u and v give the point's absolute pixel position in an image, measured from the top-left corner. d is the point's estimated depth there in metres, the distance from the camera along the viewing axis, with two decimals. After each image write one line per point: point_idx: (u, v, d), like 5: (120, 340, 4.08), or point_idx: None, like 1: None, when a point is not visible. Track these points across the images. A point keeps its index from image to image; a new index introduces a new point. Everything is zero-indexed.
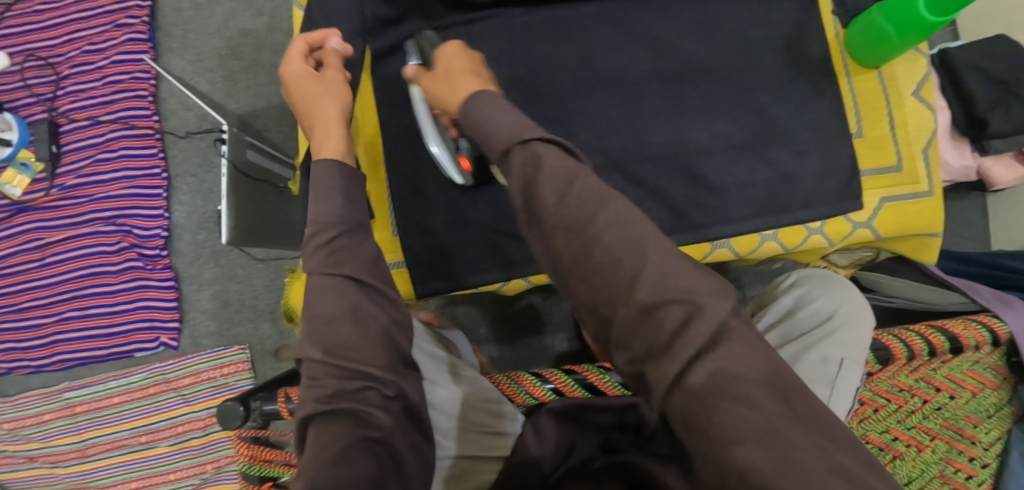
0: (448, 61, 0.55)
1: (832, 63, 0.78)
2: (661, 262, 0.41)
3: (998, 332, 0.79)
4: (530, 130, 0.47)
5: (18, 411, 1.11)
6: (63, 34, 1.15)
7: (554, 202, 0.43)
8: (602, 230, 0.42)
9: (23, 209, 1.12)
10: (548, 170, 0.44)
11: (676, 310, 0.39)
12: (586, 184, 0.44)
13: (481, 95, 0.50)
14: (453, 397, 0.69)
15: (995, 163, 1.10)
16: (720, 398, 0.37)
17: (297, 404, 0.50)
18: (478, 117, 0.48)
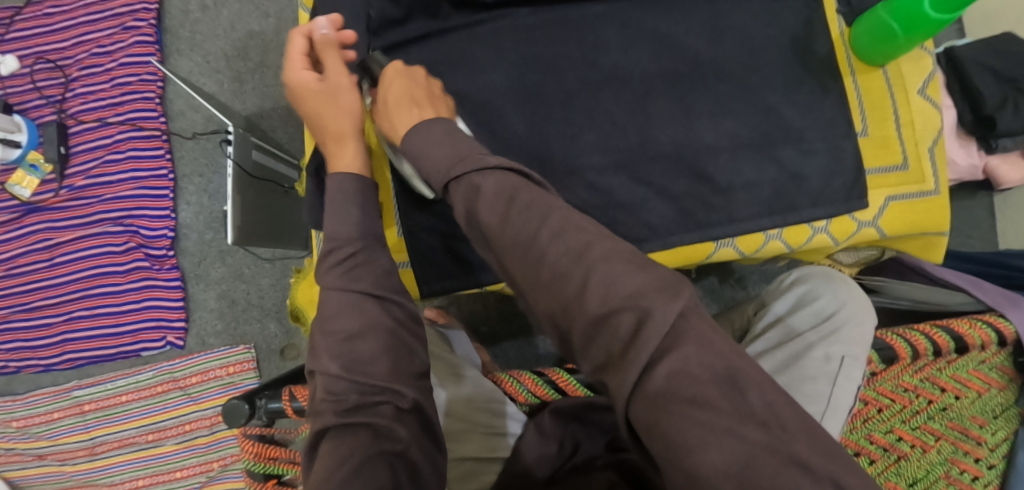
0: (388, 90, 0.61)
1: (837, 62, 0.77)
2: (604, 270, 0.42)
3: (1003, 331, 0.78)
4: (464, 160, 0.50)
5: (27, 409, 1.12)
6: (72, 36, 1.16)
7: (498, 223, 0.46)
8: (547, 246, 0.44)
9: (33, 209, 1.13)
10: (486, 199, 0.47)
11: (625, 319, 0.40)
12: (523, 202, 0.46)
13: (424, 124, 0.55)
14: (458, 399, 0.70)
15: (1002, 161, 1.09)
16: (673, 401, 0.37)
17: (315, 416, 0.54)
18: (420, 148, 0.53)
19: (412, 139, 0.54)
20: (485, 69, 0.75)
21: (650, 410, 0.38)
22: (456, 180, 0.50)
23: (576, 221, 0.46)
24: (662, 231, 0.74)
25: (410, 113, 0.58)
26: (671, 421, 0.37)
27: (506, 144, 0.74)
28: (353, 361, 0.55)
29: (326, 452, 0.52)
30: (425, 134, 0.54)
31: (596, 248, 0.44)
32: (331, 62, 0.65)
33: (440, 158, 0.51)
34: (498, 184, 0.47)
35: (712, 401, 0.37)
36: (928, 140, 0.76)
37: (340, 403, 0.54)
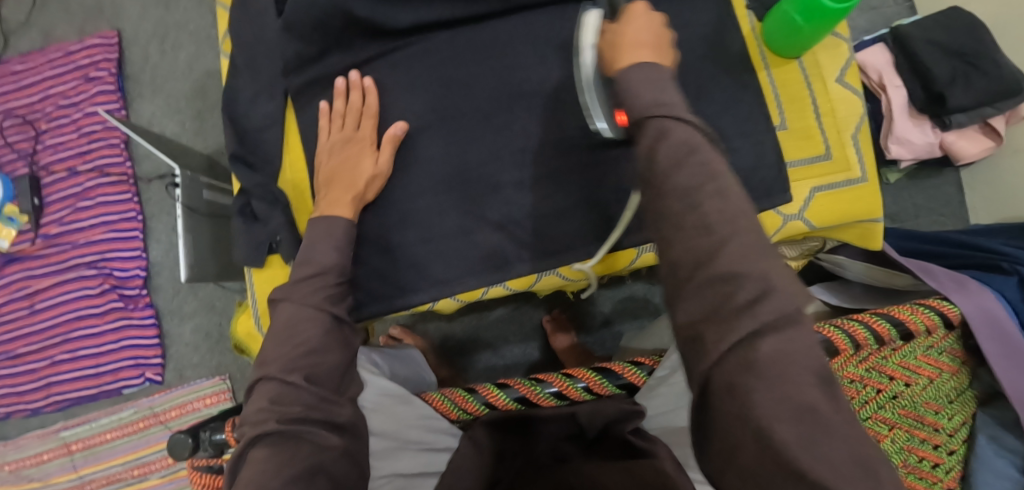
0: (631, 25, 0.58)
1: (750, 57, 0.77)
2: (744, 241, 0.46)
3: (950, 315, 0.77)
4: (665, 107, 0.51)
5: (19, 452, 1.17)
6: (39, 91, 1.21)
7: (669, 168, 0.48)
8: (707, 200, 0.47)
9: (13, 260, 1.18)
10: (670, 143, 0.49)
11: (743, 290, 0.44)
12: (704, 161, 0.48)
13: (639, 67, 0.54)
14: (389, 418, 0.71)
15: (958, 137, 1.07)
16: (770, 373, 0.42)
17: (258, 422, 0.58)
18: (631, 84, 0.53)
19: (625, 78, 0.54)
20: (405, 96, 0.77)
21: (736, 372, 0.43)
22: (650, 119, 0.51)
23: (735, 190, 0.47)
24: (583, 241, 0.75)
25: (639, 53, 0.56)
26: (755, 391, 0.42)
27: (428, 168, 0.76)
28: (311, 375, 0.61)
29: (268, 455, 0.56)
30: (643, 76, 0.53)
31: (746, 220, 0.47)
32: (369, 127, 0.75)
33: (654, 96, 0.52)
34: (685, 135, 0.49)
35: (798, 382, 0.42)
36: (851, 127, 0.77)
37: (286, 412, 0.58)
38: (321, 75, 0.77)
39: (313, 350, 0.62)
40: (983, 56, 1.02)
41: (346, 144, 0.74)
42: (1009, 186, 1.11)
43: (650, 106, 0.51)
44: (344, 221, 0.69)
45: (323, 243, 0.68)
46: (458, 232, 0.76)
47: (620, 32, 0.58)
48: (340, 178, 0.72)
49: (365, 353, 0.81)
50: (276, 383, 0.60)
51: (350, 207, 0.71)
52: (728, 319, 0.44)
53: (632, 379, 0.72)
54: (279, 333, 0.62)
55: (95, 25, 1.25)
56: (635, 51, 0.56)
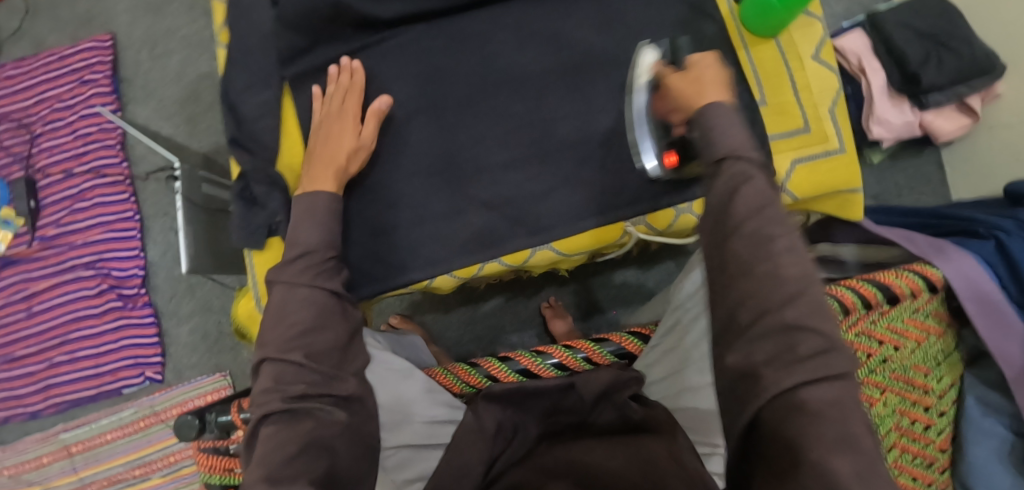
0: (706, 69, 0.59)
1: (729, 37, 0.81)
2: (817, 294, 0.47)
3: (932, 278, 0.80)
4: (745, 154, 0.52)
5: (19, 456, 1.16)
6: (34, 95, 1.22)
7: (746, 213, 0.49)
8: (782, 251, 0.48)
9: (10, 263, 1.18)
10: (750, 190, 0.50)
11: (813, 339, 0.46)
12: (779, 211, 0.49)
13: (716, 106, 0.55)
14: (395, 393, 0.72)
15: (937, 116, 1.12)
16: (828, 411, 0.44)
17: (261, 401, 0.59)
18: (709, 124, 0.54)
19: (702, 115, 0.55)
20: (397, 83, 0.79)
21: (795, 404, 0.45)
22: (728, 161, 0.52)
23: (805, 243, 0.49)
24: (571, 217, 0.77)
25: (717, 94, 0.57)
26: (808, 422, 0.44)
27: (420, 151, 0.78)
28: (312, 353, 0.61)
29: (275, 434, 0.57)
30: (722, 118, 0.54)
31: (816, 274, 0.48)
32: (354, 104, 0.75)
33: (728, 139, 0.53)
34: (763, 187, 0.50)
35: (850, 419, 0.44)
36: (827, 103, 0.80)
37: (288, 391, 0.59)
38: (313, 65, 0.79)
39: (306, 330, 0.61)
40: (956, 38, 1.06)
41: (333, 119, 0.74)
42: (989, 161, 1.15)
43: (726, 151, 0.52)
44: (326, 197, 0.69)
45: (311, 220, 0.67)
46: (452, 211, 0.78)
47: (691, 78, 0.60)
48: (326, 154, 0.72)
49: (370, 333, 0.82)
50: (276, 364, 0.60)
51: (335, 182, 0.71)
52: (799, 362, 0.45)
53: (628, 346, 0.76)
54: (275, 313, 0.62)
55: (88, 31, 1.27)
56: (710, 92, 0.57)
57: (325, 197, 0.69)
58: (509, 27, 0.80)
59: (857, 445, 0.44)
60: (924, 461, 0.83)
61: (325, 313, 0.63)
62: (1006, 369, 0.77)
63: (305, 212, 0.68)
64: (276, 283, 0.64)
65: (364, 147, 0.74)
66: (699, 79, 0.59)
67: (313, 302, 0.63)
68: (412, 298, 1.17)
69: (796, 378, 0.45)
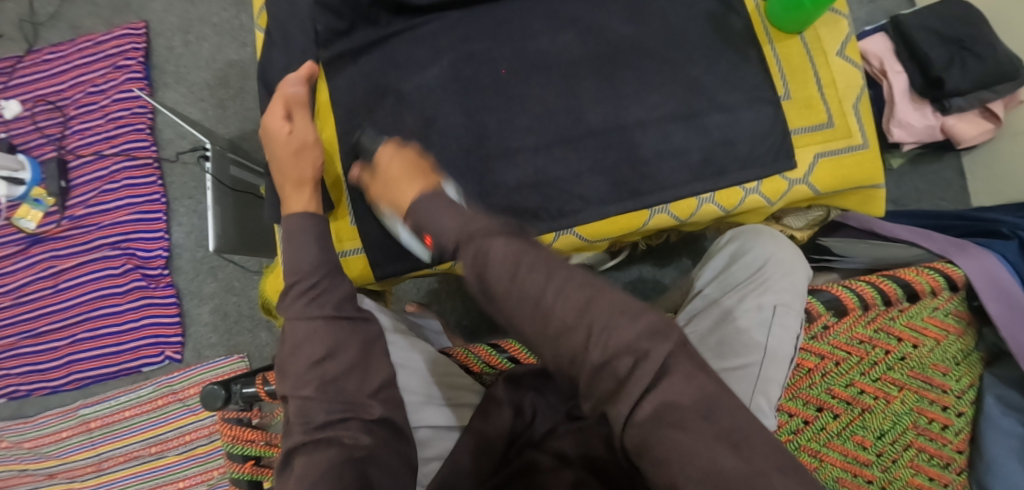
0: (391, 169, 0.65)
1: (754, 31, 0.82)
2: (603, 321, 0.47)
3: (952, 276, 0.80)
4: (476, 230, 0.52)
5: (38, 430, 1.18)
6: (68, 79, 1.25)
7: (507, 282, 0.49)
8: (553, 302, 0.48)
9: (38, 240, 1.21)
10: (496, 263, 0.50)
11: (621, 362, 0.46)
12: (533, 259, 0.50)
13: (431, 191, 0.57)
14: (416, 372, 0.73)
15: (958, 120, 1.11)
16: (663, 426, 0.45)
17: (288, 435, 0.61)
18: (424, 216, 0.55)
19: (416, 210, 0.56)
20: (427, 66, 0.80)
21: (640, 432, 0.46)
22: (465, 247, 0.52)
23: (575, 278, 0.49)
24: (595, 202, 0.79)
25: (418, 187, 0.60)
26: (659, 441, 0.45)
27: (447, 136, 0.79)
28: (325, 382, 0.62)
29: (300, 463, 0.58)
30: (432, 206, 0.56)
31: (599, 300, 0.48)
32: (275, 112, 0.73)
33: (446, 228, 0.53)
34: (505, 249, 0.50)
35: (687, 425, 0.45)
36: (852, 98, 0.81)
37: (310, 421, 0.61)
38: (346, 49, 0.81)
39: (319, 360, 0.62)
40: (980, 41, 1.05)
41: (270, 144, 0.72)
42: (1009, 167, 1.15)
43: (454, 237, 0.52)
44: (313, 215, 0.68)
45: (307, 241, 0.67)
46: (477, 194, 0.79)
47: (394, 168, 0.64)
48: (292, 173, 0.71)
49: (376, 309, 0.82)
50: (299, 401, 0.62)
51: (304, 196, 0.70)
52: (623, 389, 0.46)
53: None
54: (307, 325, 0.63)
55: (123, 18, 1.30)
56: (407, 189, 0.60)
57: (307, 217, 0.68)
58: (536, 15, 0.82)
59: (693, 440, 0.45)
60: (941, 462, 0.82)
61: (336, 334, 0.64)
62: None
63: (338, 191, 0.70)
64: (287, 320, 0.65)
65: (311, 149, 0.74)
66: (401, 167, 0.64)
67: (318, 331, 0.63)
68: (430, 286, 1.18)
69: (622, 408, 0.46)
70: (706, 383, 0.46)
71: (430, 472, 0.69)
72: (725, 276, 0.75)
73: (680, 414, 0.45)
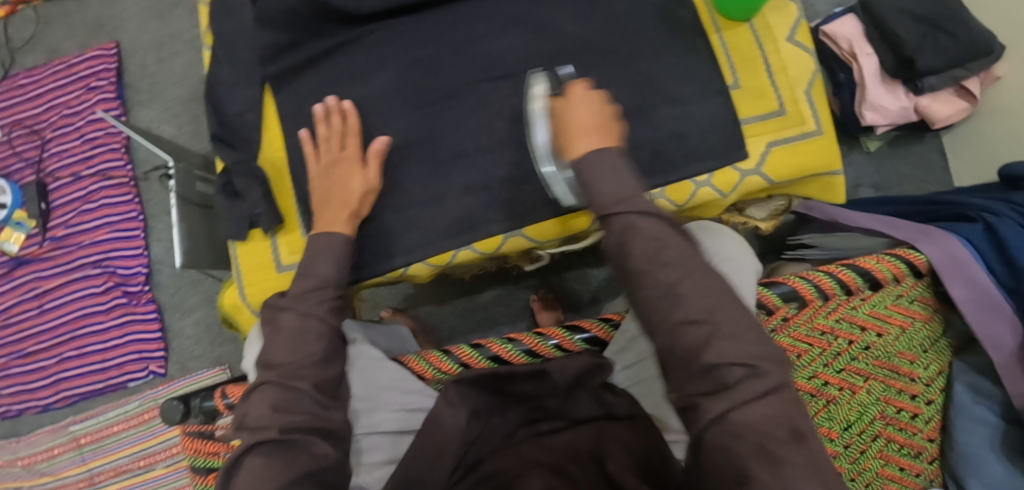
0: (573, 111, 0.62)
1: (701, 22, 0.80)
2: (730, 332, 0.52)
3: (916, 263, 0.76)
4: (626, 201, 0.56)
5: (31, 447, 1.21)
6: (45, 102, 1.27)
7: (643, 259, 0.54)
8: (687, 296, 0.52)
9: (22, 262, 1.23)
10: (642, 239, 0.54)
11: (734, 370, 0.51)
12: (677, 251, 0.54)
13: (589, 156, 0.59)
14: (365, 379, 0.74)
15: (933, 101, 1.08)
16: (749, 431, 0.49)
17: (258, 429, 0.60)
18: (592, 174, 0.58)
19: (586, 164, 0.59)
20: (375, 74, 0.79)
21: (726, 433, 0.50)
22: (616, 214, 0.56)
23: (714, 281, 0.53)
24: (547, 202, 0.77)
25: (586, 141, 0.60)
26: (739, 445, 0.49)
27: (395, 144, 0.78)
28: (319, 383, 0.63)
29: (272, 462, 0.58)
30: (601, 169, 0.58)
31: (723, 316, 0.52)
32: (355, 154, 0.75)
33: (613, 189, 0.57)
34: (653, 229, 0.54)
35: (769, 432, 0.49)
36: (804, 84, 0.79)
37: (287, 420, 0.61)
38: (295, 62, 0.79)
39: (317, 361, 0.63)
40: (954, 20, 1.02)
41: (339, 174, 0.73)
42: (990, 145, 1.12)
43: (613, 202, 0.56)
44: (342, 237, 0.69)
45: (322, 258, 0.68)
46: (429, 199, 0.78)
47: (565, 118, 0.62)
48: (332, 199, 0.71)
49: (346, 324, 0.82)
50: (284, 395, 0.62)
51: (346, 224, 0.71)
52: (727, 390, 0.50)
53: (600, 333, 0.75)
54: (291, 337, 0.63)
55: (96, 39, 1.31)
56: (588, 139, 0.60)
57: (337, 235, 0.69)
58: (482, 17, 0.80)
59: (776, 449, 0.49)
60: (912, 451, 0.81)
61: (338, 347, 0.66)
62: (994, 354, 0.74)
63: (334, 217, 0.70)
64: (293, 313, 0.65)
65: (369, 185, 0.74)
66: (571, 115, 0.62)
67: (326, 335, 0.65)
68: (407, 292, 1.18)
69: (719, 405, 0.50)
70: (795, 407, 0.51)
71: (383, 476, 0.70)
72: None
73: (763, 426, 0.49)
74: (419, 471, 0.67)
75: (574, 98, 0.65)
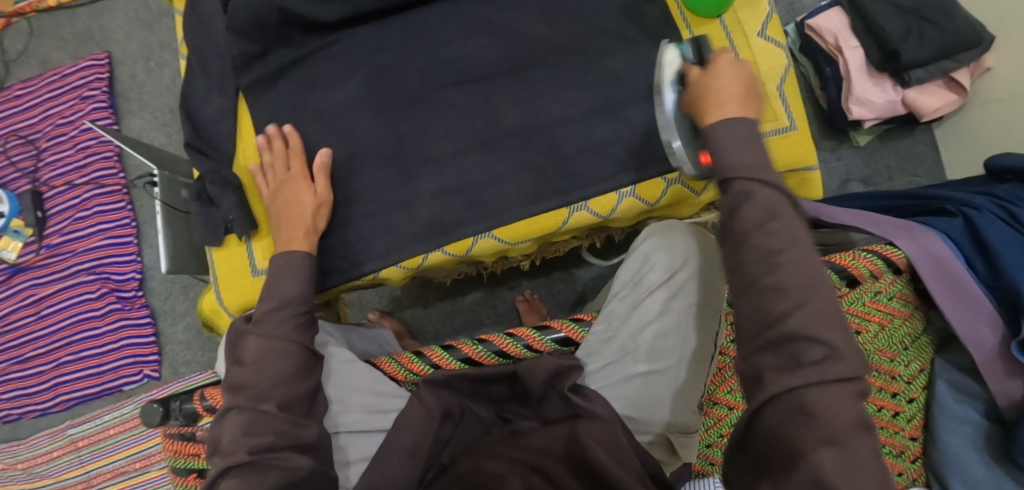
0: (719, 76, 0.65)
1: (671, 18, 0.80)
2: (819, 307, 0.54)
3: (894, 259, 0.75)
4: (751, 169, 0.59)
5: (31, 451, 1.23)
6: (39, 112, 1.30)
7: (753, 226, 0.57)
8: (784, 266, 0.55)
9: (19, 270, 1.26)
10: (756, 204, 0.57)
11: (813, 349, 0.52)
12: (785, 224, 0.56)
13: (722, 124, 0.61)
14: (336, 380, 0.75)
15: (920, 93, 1.06)
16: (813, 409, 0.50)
17: (228, 453, 0.61)
18: (721, 138, 0.61)
19: (719, 130, 0.61)
20: (345, 81, 0.81)
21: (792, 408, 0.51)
22: (738, 178, 0.59)
23: (816, 263, 0.55)
24: (516, 203, 0.78)
25: (727, 109, 0.62)
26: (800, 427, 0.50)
27: (367, 148, 0.79)
28: (283, 402, 0.64)
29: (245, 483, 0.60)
30: (733, 136, 0.60)
31: (811, 304, 0.54)
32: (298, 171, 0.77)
33: (741, 157, 0.60)
34: (771, 197, 0.57)
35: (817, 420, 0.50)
36: (775, 81, 0.78)
37: (256, 442, 0.62)
38: (264, 72, 0.81)
39: (281, 382, 0.64)
40: (937, 9, 1.01)
41: (282, 193, 0.76)
42: (980, 137, 1.10)
43: (742, 167, 0.59)
44: (302, 255, 0.72)
45: (287, 277, 0.70)
46: (400, 203, 0.78)
47: (708, 85, 0.64)
48: (290, 218, 0.74)
49: (321, 326, 0.82)
50: (250, 416, 0.63)
51: (308, 241, 0.73)
52: (799, 368, 0.52)
53: (571, 334, 0.74)
54: (255, 364, 0.65)
55: (87, 50, 1.34)
56: (728, 107, 0.62)
57: (299, 254, 0.71)
58: (449, 23, 0.81)
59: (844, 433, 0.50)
60: (895, 451, 0.78)
61: (303, 364, 0.67)
62: (974, 352, 0.72)
63: (298, 226, 0.73)
64: (256, 337, 0.67)
65: (321, 201, 0.76)
66: (714, 81, 0.64)
67: (290, 353, 0.66)
68: (392, 294, 1.18)
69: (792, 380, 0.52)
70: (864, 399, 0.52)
71: (355, 474, 0.72)
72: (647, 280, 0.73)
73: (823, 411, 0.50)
74: (390, 471, 0.67)
75: (720, 67, 0.66)
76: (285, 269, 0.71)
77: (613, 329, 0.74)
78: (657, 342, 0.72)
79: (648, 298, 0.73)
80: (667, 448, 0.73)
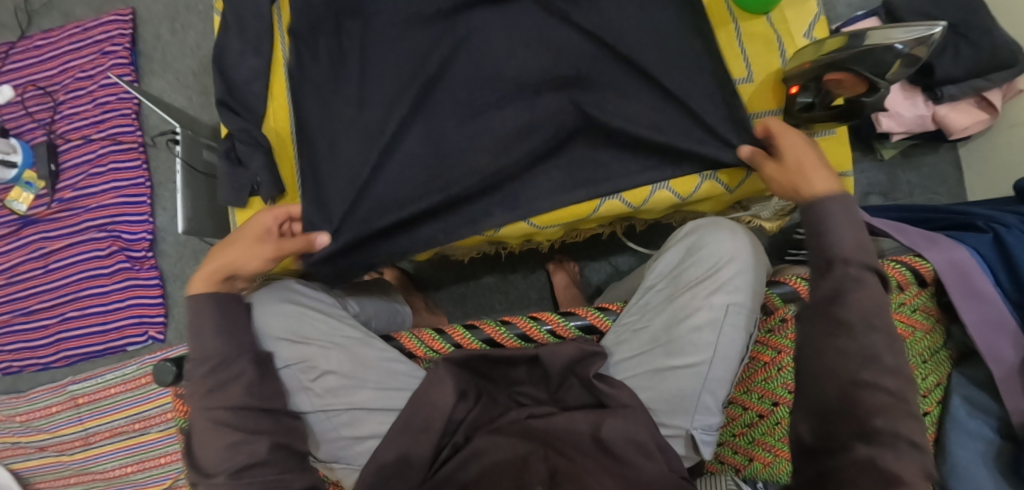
0: (801, 156, 0.66)
1: (717, 12, 0.81)
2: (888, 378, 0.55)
3: (921, 271, 0.75)
4: (867, 253, 0.58)
5: (29, 404, 1.22)
6: (59, 64, 1.28)
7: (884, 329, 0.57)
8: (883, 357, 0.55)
9: (30, 222, 1.24)
10: (876, 292, 0.57)
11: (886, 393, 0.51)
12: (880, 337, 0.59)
13: (832, 199, 0.61)
14: (344, 359, 0.73)
15: (950, 110, 1.06)
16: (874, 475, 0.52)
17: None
18: (831, 215, 0.60)
19: (830, 209, 0.60)
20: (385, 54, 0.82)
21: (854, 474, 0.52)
22: (854, 263, 0.58)
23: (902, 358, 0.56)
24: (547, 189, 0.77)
25: (827, 184, 0.63)
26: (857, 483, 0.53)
27: (399, 121, 0.78)
28: (237, 470, 0.63)
29: None
30: (841, 211, 0.60)
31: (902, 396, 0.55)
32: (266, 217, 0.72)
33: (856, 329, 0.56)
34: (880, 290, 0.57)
35: None
36: None
37: None
38: (306, 39, 0.82)
39: (235, 444, 0.64)
40: (975, 27, 1.00)
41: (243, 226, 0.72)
42: (1005, 159, 1.09)
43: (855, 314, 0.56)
44: (195, 300, 0.67)
45: (202, 328, 0.67)
46: (428, 181, 0.77)
47: (795, 165, 0.66)
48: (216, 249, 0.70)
49: (322, 296, 0.78)
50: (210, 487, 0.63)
51: (208, 281, 0.68)
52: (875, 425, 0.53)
53: (595, 321, 0.77)
54: (205, 436, 0.64)
55: (111, 5, 1.32)
56: (817, 177, 0.64)
57: (202, 300, 0.67)
58: None
59: None
60: None
61: (253, 421, 0.66)
62: (994, 367, 0.71)
63: (216, 263, 0.68)
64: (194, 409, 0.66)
65: (234, 258, 0.69)
66: (801, 164, 0.65)
67: (223, 419, 0.64)
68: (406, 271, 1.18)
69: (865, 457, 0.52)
70: None
71: (367, 450, 0.72)
72: (685, 273, 0.73)
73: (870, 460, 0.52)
74: (403, 449, 0.67)
75: (793, 143, 0.67)
76: (203, 321, 0.67)
77: (647, 319, 0.74)
78: (692, 337, 0.70)
79: (685, 291, 0.72)
80: (688, 444, 0.71)
